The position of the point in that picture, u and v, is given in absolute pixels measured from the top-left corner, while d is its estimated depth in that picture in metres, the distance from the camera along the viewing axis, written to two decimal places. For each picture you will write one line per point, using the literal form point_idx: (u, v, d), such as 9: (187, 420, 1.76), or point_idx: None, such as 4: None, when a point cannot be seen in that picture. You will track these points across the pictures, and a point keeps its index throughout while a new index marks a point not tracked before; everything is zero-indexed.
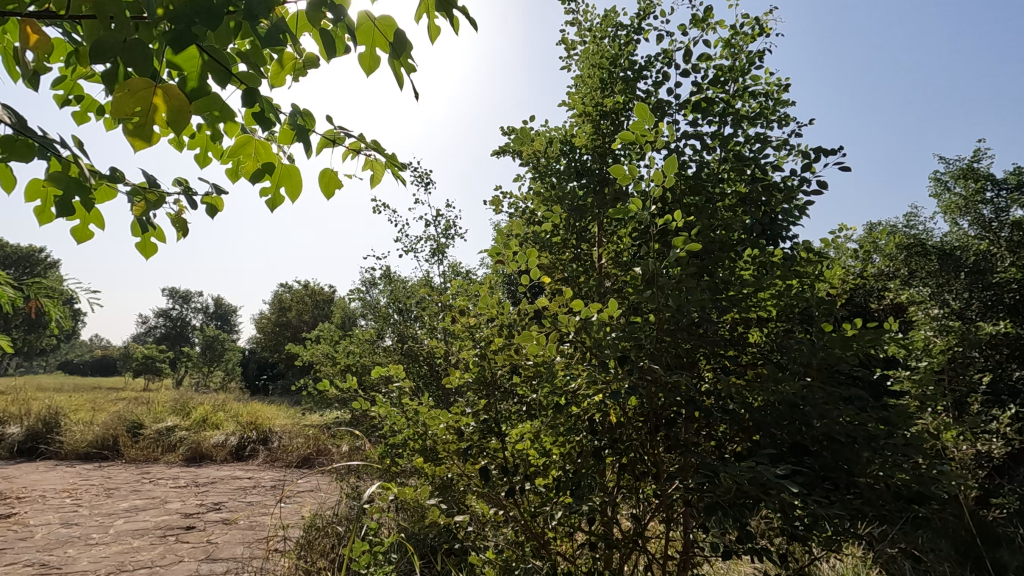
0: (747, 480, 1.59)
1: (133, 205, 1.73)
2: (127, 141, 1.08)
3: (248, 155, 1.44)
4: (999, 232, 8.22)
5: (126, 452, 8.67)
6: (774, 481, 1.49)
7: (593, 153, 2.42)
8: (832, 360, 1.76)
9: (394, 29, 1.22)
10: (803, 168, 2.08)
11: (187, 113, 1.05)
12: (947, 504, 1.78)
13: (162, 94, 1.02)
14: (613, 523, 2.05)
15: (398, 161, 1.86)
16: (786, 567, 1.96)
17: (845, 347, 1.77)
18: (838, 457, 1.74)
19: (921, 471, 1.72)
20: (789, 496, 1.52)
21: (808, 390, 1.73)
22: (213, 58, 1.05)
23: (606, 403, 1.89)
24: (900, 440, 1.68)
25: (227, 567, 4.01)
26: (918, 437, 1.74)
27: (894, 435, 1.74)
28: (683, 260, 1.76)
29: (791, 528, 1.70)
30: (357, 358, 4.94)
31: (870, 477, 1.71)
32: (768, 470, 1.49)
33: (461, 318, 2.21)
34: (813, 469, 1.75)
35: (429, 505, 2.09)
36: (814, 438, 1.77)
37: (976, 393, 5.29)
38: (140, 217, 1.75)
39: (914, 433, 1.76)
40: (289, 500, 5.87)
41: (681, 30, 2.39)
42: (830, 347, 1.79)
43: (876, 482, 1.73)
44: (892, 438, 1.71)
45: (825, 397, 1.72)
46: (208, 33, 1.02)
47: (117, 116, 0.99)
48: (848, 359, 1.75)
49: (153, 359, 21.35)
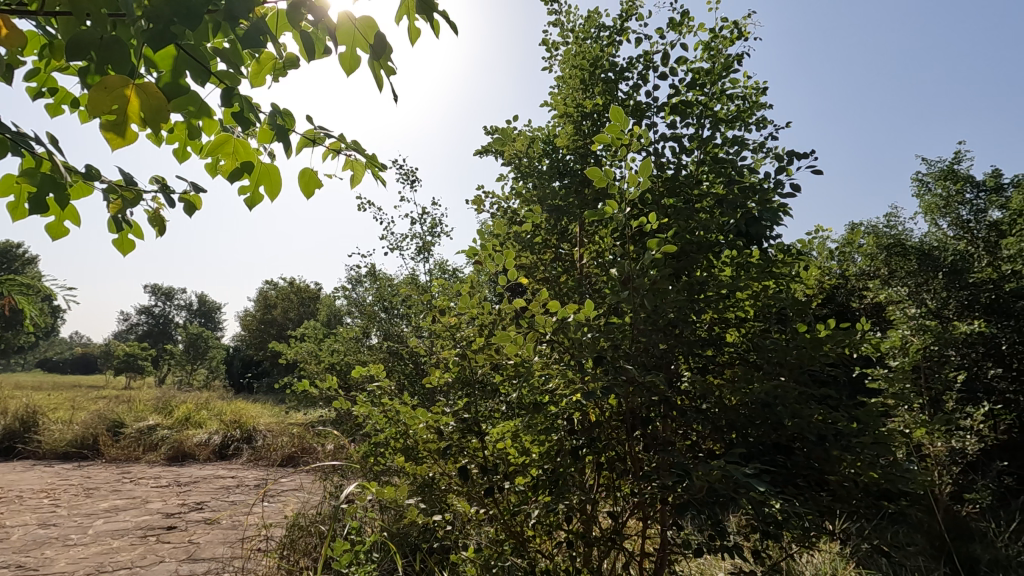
0: (718, 478, 1.61)
1: (109, 202, 1.71)
2: (102, 137, 1.07)
3: (227, 153, 1.42)
4: (976, 233, 8.38)
5: (106, 451, 8.56)
6: (743, 479, 1.51)
7: (575, 154, 2.43)
8: (805, 360, 1.79)
9: (374, 30, 1.22)
10: (778, 170, 2.10)
11: (165, 111, 1.04)
12: (916, 500, 1.81)
13: (137, 92, 1.02)
14: (592, 521, 2.09)
15: (378, 162, 1.85)
16: (760, 565, 1.99)
17: (816, 348, 1.80)
18: (809, 456, 1.76)
19: (889, 468, 1.76)
20: (757, 494, 1.54)
21: (781, 390, 1.75)
22: (190, 57, 1.04)
23: (583, 403, 1.87)
24: (870, 438, 1.70)
25: (208, 567, 3.97)
26: (888, 435, 1.76)
27: (864, 433, 1.77)
28: (658, 260, 1.78)
29: (763, 525, 1.72)
30: (342, 357, 4.91)
31: (841, 475, 1.73)
32: (737, 470, 1.51)
33: (442, 318, 2.20)
34: (784, 468, 1.77)
35: (408, 505, 2.14)
36: (786, 437, 1.79)
37: (952, 390, 5.39)
38: (116, 214, 1.72)
39: (885, 431, 1.79)
40: (272, 499, 5.83)
41: (660, 33, 2.41)
42: (802, 347, 1.81)
43: (846, 479, 1.75)
44: (862, 436, 1.74)
45: (798, 396, 1.73)
46: (186, 31, 1.01)
47: (92, 114, 0.98)
48: (820, 359, 1.77)
49: (135, 356, 21.12)
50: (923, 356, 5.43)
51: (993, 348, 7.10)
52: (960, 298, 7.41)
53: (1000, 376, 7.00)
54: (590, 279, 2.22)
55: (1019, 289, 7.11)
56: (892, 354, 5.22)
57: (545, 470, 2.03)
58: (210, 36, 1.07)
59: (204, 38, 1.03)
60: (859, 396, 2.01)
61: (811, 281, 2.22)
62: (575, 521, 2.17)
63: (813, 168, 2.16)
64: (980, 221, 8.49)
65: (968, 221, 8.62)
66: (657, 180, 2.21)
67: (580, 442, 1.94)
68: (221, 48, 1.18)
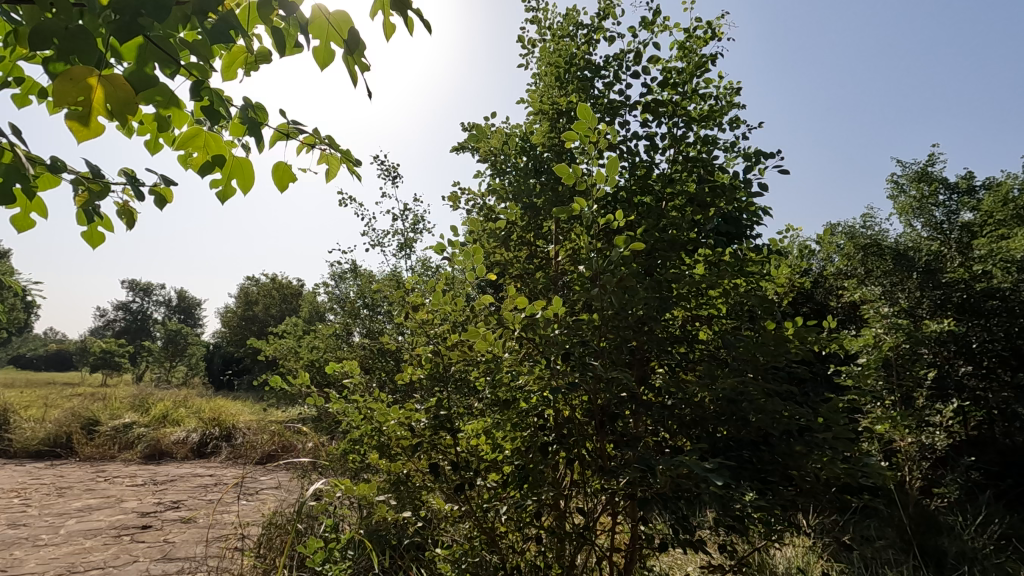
0: (682, 474, 1.62)
1: (77, 194, 1.65)
2: (67, 128, 1.05)
3: (197, 146, 1.39)
4: (949, 234, 8.56)
5: (81, 449, 8.39)
6: (702, 474, 1.52)
7: (551, 151, 2.44)
8: (771, 356, 1.80)
9: (347, 26, 1.21)
10: (746, 169, 2.13)
11: (132, 104, 1.03)
12: (878, 495, 1.83)
13: (103, 83, 1.00)
14: (563, 516, 2.12)
15: (353, 156, 1.83)
16: (727, 558, 2.02)
17: (781, 345, 1.82)
18: (774, 451, 1.78)
19: (853, 463, 1.78)
20: (718, 488, 1.56)
21: (746, 387, 1.77)
22: (159, 48, 1.02)
23: (552, 399, 1.89)
24: (832, 433, 1.71)
25: (181, 566, 3.91)
26: (850, 431, 1.78)
27: (827, 429, 1.79)
28: (627, 258, 1.80)
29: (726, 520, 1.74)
30: (321, 353, 4.85)
31: (803, 470, 1.75)
32: (697, 465, 1.52)
33: (416, 313, 2.20)
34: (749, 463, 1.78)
35: (378, 502, 2.13)
36: (753, 433, 1.80)
37: (922, 387, 5.50)
38: (85, 207, 1.67)
39: (850, 427, 1.81)
40: (249, 497, 5.76)
41: (634, 32, 2.42)
42: (767, 344, 1.83)
43: (809, 474, 1.76)
44: (825, 431, 1.76)
45: (762, 392, 1.75)
46: (155, 23, 0.99)
47: (58, 105, 0.96)
48: (785, 357, 1.79)
49: (112, 353, 20.80)
50: (895, 354, 5.52)
51: (964, 346, 7.27)
52: (933, 298, 7.47)
53: (969, 373, 7.18)
54: (563, 277, 2.23)
55: (989, 289, 7.27)
56: (865, 351, 5.31)
57: (516, 466, 2.03)
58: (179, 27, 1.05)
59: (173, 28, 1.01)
60: (825, 394, 2.04)
61: (782, 279, 2.24)
62: (547, 517, 2.19)
63: (781, 169, 2.20)
64: (953, 223, 8.67)
65: (941, 222, 8.81)
66: (630, 178, 2.23)
67: (551, 438, 1.95)
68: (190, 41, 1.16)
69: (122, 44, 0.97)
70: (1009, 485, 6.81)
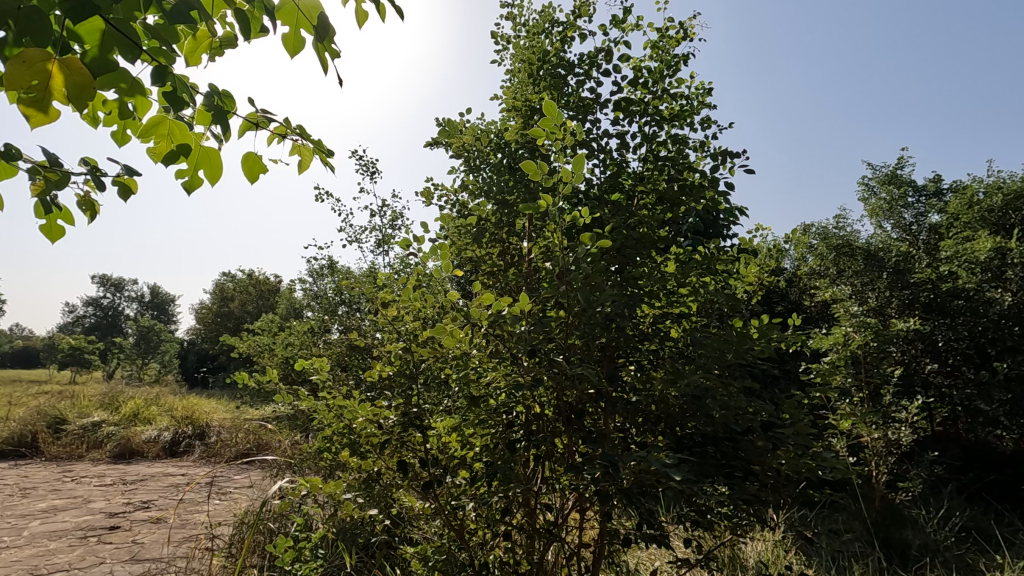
0: (644, 470, 1.64)
1: (34, 183, 1.57)
2: (20, 113, 1.02)
3: (161, 135, 1.35)
4: (918, 235, 8.90)
5: (47, 449, 8.16)
6: (662, 469, 1.55)
7: (524, 148, 2.43)
8: (733, 352, 1.82)
9: (317, 13, 1.20)
10: (715, 167, 2.15)
11: (89, 89, 1.00)
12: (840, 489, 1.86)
13: (61, 67, 0.98)
14: (534, 513, 2.13)
15: (325, 147, 1.79)
16: (692, 552, 2.05)
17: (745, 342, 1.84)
18: (737, 447, 1.81)
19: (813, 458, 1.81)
20: (678, 483, 1.58)
21: (711, 384, 1.79)
22: (119, 32, 0.99)
23: (520, 396, 1.89)
24: (791, 427, 1.74)
25: (148, 567, 3.85)
26: (812, 426, 1.81)
27: (790, 424, 1.81)
28: (595, 256, 1.81)
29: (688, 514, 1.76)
30: (296, 349, 4.80)
31: (766, 465, 1.77)
32: (657, 461, 1.55)
33: (385, 310, 2.17)
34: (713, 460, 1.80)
35: (345, 500, 2.10)
36: (718, 429, 1.83)
37: (889, 384, 5.64)
38: (41, 196, 1.59)
39: (813, 423, 1.84)
40: (221, 496, 5.66)
41: (606, 30, 2.43)
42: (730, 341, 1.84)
43: (772, 469, 1.79)
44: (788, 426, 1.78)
45: (725, 389, 1.77)
46: (113, 3, 0.97)
47: (11, 89, 0.93)
48: (748, 354, 1.81)
49: (81, 350, 20.39)
50: (864, 352, 5.56)
51: (930, 345, 7.47)
52: (902, 297, 7.59)
53: (935, 372, 7.40)
54: (535, 274, 2.22)
55: (955, 289, 7.47)
56: (834, 350, 5.42)
57: (485, 463, 2.05)
58: (140, 10, 1.03)
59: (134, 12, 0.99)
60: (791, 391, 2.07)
61: (751, 278, 2.27)
62: (518, 514, 2.19)
63: (748, 168, 2.24)
64: (921, 225, 8.99)
65: (910, 224, 9.02)
66: (601, 178, 2.24)
67: (519, 435, 1.96)
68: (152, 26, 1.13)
69: (79, 25, 0.94)
70: (970, 478, 7.15)
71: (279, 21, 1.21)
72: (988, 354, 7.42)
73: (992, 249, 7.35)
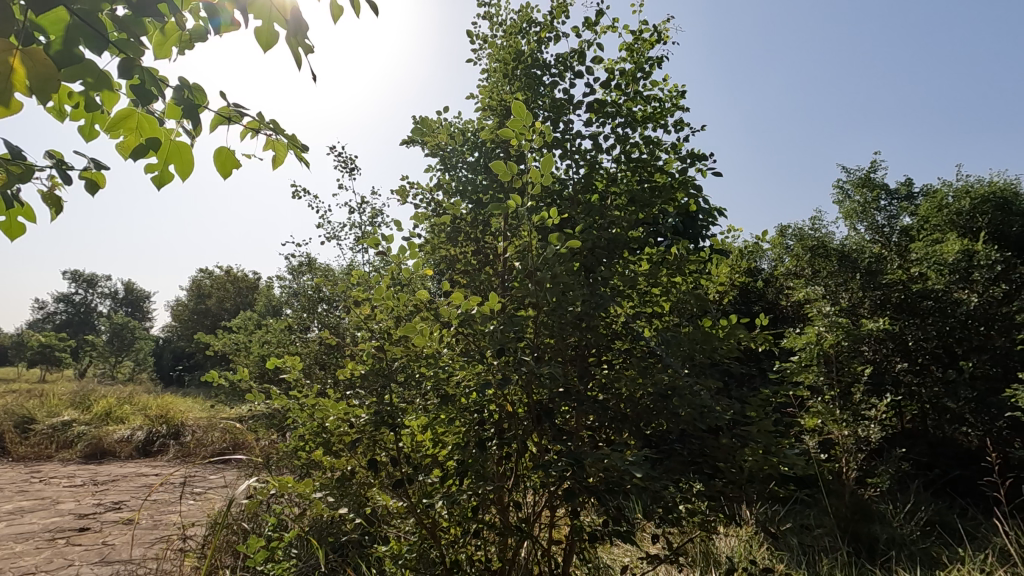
0: (610, 466, 1.67)
1: None
2: None
3: (129, 128, 1.32)
4: (890, 237, 9.08)
5: (14, 449, 7.94)
6: (626, 467, 1.58)
7: (499, 148, 2.43)
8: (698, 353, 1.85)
9: (291, 7, 1.19)
10: (687, 169, 2.18)
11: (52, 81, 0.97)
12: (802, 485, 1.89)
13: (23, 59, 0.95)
14: (506, 511, 2.13)
15: (300, 142, 1.77)
16: (661, 548, 2.07)
17: (711, 342, 1.87)
18: (703, 444, 1.84)
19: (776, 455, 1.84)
20: (642, 479, 1.60)
21: (677, 382, 1.81)
22: (85, 23, 0.98)
23: (490, 395, 1.90)
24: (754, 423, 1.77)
25: (118, 569, 3.77)
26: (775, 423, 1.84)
27: (755, 421, 1.84)
28: (566, 257, 1.82)
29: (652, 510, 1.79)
30: (272, 347, 4.75)
31: (731, 462, 1.80)
32: (622, 458, 1.57)
33: (358, 308, 2.16)
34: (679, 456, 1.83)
35: (316, 498, 2.09)
36: (685, 427, 1.86)
37: (859, 382, 5.75)
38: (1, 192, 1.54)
39: (777, 421, 1.88)
40: (194, 496, 5.57)
41: (581, 32, 2.45)
42: (698, 341, 1.87)
43: (737, 465, 1.82)
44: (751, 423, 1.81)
45: (692, 387, 1.80)
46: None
47: None
48: (712, 354, 1.84)
49: (52, 347, 19.92)
50: (835, 351, 5.68)
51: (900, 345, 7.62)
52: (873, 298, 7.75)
53: (904, 371, 7.57)
54: (509, 274, 2.21)
55: (924, 289, 7.64)
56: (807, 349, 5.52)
57: (456, 461, 2.05)
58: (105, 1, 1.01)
59: (101, 3, 0.97)
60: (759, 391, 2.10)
61: (722, 278, 2.31)
62: (491, 513, 2.19)
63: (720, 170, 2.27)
64: (893, 227, 9.16)
65: (882, 226, 9.18)
66: (576, 178, 2.26)
67: (490, 433, 1.96)
68: (119, 17, 1.11)
69: (41, 16, 0.92)
70: (936, 474, 7.32)
71: (251, 15, 1.19)
72: (955, 353, 7.60)
73: (960, 251, 7.52)
